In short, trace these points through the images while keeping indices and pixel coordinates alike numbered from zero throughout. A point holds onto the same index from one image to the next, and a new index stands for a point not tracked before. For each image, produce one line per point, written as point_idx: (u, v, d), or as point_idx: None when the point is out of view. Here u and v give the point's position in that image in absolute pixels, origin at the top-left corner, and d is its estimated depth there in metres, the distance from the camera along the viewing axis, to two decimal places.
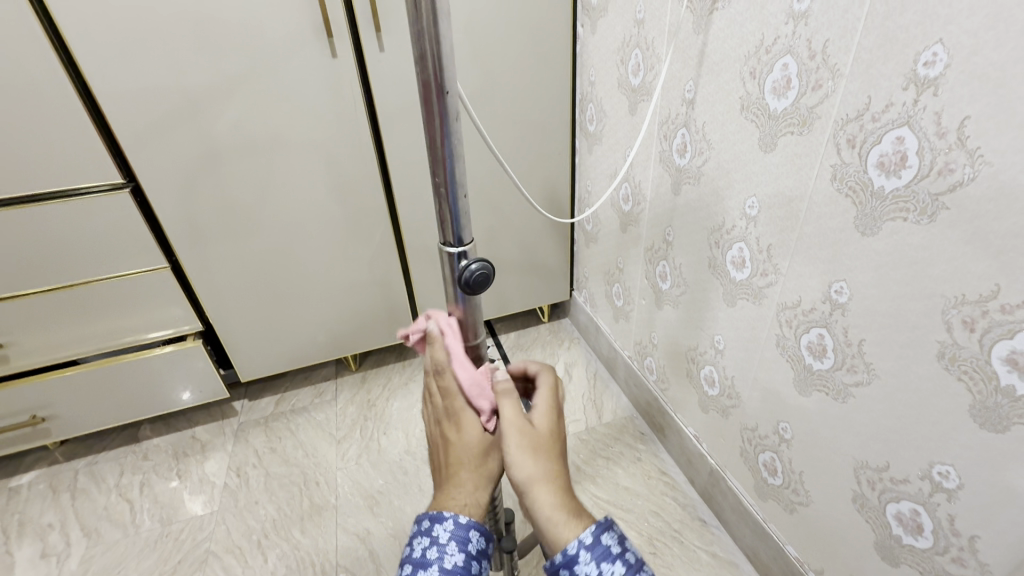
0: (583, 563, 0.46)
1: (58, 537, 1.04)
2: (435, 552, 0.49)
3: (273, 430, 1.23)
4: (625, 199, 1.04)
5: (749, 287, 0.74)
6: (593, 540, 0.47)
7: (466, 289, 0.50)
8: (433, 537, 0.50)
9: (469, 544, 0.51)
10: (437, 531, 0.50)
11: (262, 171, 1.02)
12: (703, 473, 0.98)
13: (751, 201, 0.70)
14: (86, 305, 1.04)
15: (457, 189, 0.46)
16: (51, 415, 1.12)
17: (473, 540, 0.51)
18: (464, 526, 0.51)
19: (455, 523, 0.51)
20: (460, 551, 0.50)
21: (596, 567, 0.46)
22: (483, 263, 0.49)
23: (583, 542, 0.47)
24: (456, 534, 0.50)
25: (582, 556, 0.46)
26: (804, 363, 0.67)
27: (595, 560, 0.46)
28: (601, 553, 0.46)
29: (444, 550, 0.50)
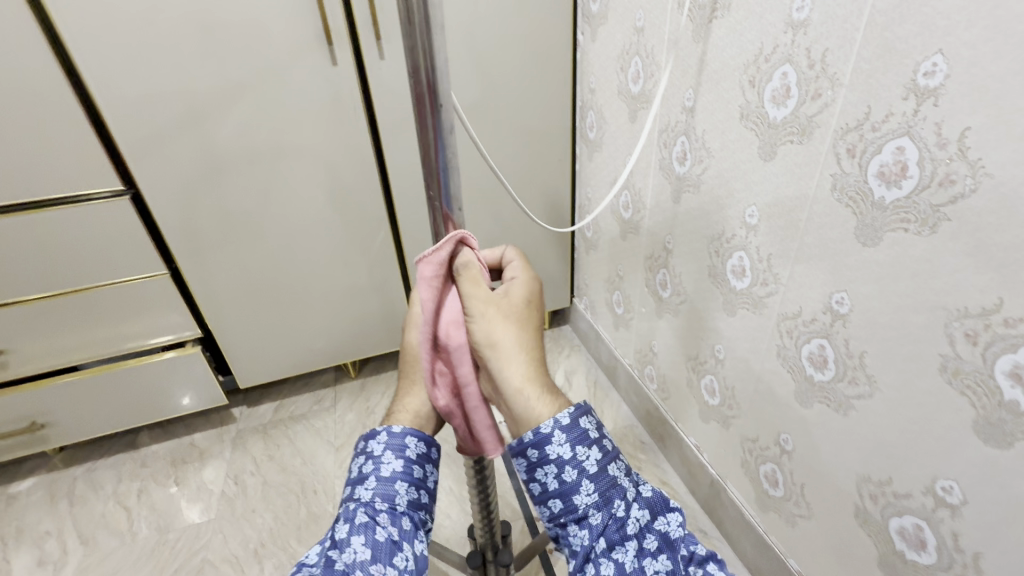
0: (557, 444, 0.47)
1: (55, 544, 1.04)
2: (371, 465, 0.48)
3: (272, 438, 1.23)
4: (625, 207, 1.04)
5: (749, 296, 0.73)
6: (569, 421, 0.47)
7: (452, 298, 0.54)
8: (368, 453, 0.49)
9: (407, 450, 0.50)
10: (371, 446, 0.50)
11: (261, 178, 1.02)
12: (704, 484, 0.97)
13: (750, 211, 0.69)
14: (85, 312, 1.04)
15: (451, 203, 0.46)
16: (49, 421, 1.12)
17: (411, 446, 0.50)
18: (399, 435, 0.51)
19: (389, 433, 0.50)
20: (398, 459, 0.49)
21: (570, 449, 0.46)
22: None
23: (559, 422, 0.47)
24: (391, 444, 0.50)
25: (556, 436, 0.47)
26: (805, 374, 0.66)
27: (570, 441, 0.46)
28: (577, 436, 0.47)
29: (380, 461, 0.49)
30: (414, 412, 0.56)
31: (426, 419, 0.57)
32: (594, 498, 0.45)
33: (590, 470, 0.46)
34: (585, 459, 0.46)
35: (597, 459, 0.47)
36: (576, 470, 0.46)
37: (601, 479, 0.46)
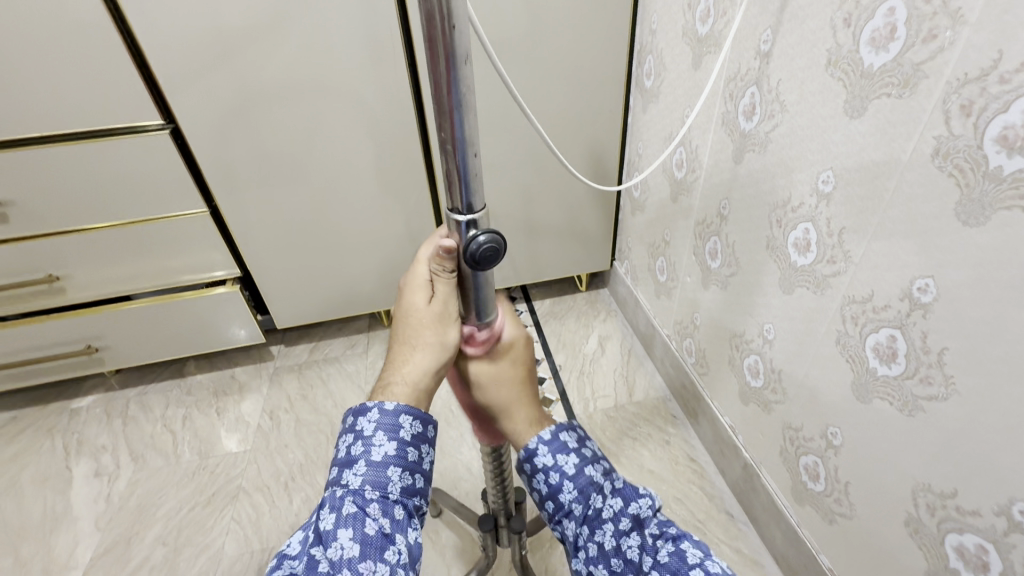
0: (542, 454, 0.55)
1: (110, 458, 1.12)
2: (360, 447, 0.46)
3: (307, 378, 1.27)
4: (678, 165, 0.95)
5: (811, 274, 0.65)
6: (551, 436, 0.56)
7: (473, 264, 0.44)
8: (358, 432, 0.47)
9: (400, 431, 0.48)
10: (361, 425, 0.47)
11: (298, 117, 0.99)
12: (735, 466, 0.92)
13: (825, 175, 0.60)
14: (131, 245, 1.06)
15: (466, 148, 0.41)
16: (103, 345, 1.18)
17: (405, 426, 0.48)
18: (392, 413, 0.48)
19: (381, 412, 0.47)
20: (391, 441, 0.47)
21: (552, 457, 0.55)
22: (491, 237, 0.43)
23: (541, 437, 0.56)
24: (384, 424, 0.47)
25: (541, 449, 0.55)
26: (867, 367, 0.59)
27: (552, 451, 0.55)
28: (557, 446, 0.55)
29: (371, 444, 0.46)
30: (412, 384, 0.49)
31: (424, 393, 0.50)
32: (577, 497, 0.53)
33: (570, 471, 0.54)
34: (565, 464, 0.54)
35: (579, 462, 0.54)
36: (559, 474, 0.54)
37: (582, 478, 0.53)
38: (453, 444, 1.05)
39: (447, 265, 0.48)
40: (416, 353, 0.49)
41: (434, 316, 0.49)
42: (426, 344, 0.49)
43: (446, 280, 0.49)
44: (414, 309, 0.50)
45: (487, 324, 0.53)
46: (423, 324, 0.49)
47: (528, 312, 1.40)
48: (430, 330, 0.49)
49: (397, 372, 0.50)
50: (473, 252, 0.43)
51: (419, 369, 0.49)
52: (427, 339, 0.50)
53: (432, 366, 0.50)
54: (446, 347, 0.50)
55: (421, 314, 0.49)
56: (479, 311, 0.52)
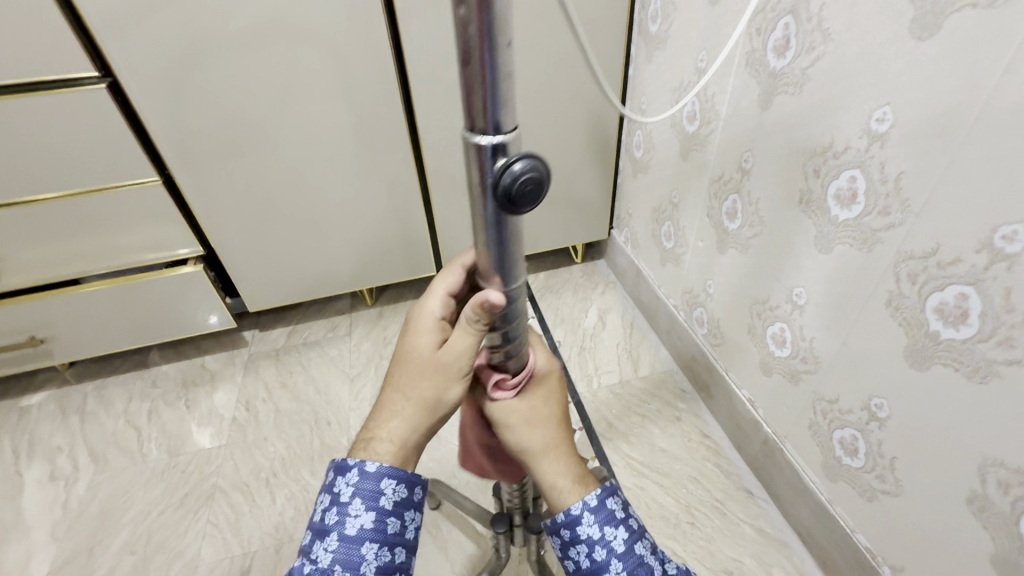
0: (586, 525, 0.43)
1: (66, 460, 1.01)
2: (334, 515, 0.41)
3: (285, 364, 1.17)
4: (690, 118, 0.86)
5: (856, 228, 0.58)
6: (597, 503, 0.44)
7: (507, 209, 0.29)
8: (333, 496, 0.42)
9: (380, 500, 0.42)
10: (338, 488, 0.42)
11: (260, 68, 0.86)
12: (754, 442, 0.86)
13: (881, 112, 0.52)
14: (70, 221, 0.93)
15: (497, 19, 0.24)
16: (49, 336, 1.05)
17: (387, 493, 0.42)
18: (373, 477, 0.42)
19: (360, 475, 0.42)
20: (369, 510, 0.42)
21: (598, 530, 0.43)
22: (531, 164, 0.28)
23: (587, 503, 0.44)
24: (361, 491, 0.42)
25: (585, 518, 0.43)
26: (926, 330, 0.52)
27: (599, 523, 0.43)
28: (605, 516, 0.44)
29: (346, 513, 0.41)
30: (399, 443, 0.44)
31: (412, 451, 0.44)
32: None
33: (620, 549, 0.43)
34: (614, 539, 0.43)
35: (629, 538, 0.43)
36: (606, 549, 0.43)
37: (632, 558, 0.43)
38: (450, 429, 0.97)
39: (483, 317, 0.39)
40: (409, 408, 0.44)
41: (439, 366, 0.43)
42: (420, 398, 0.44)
43: (472, 337, 0.42)
44: (416, 355, 0.44)
45: (514, 300, 0.38)
46: (423, 374, 0.44)
47: None
48: (429, 384, 0.44)
49: (384, 424, 0.44)
50: (507, 188, 0.28)
51: (408, 425, 0.44)
52: (423, 392, 0.44)
53: (420, 424, 0.44)
54: (441, 404, 0.44)
55: (425, 361, 0.44)
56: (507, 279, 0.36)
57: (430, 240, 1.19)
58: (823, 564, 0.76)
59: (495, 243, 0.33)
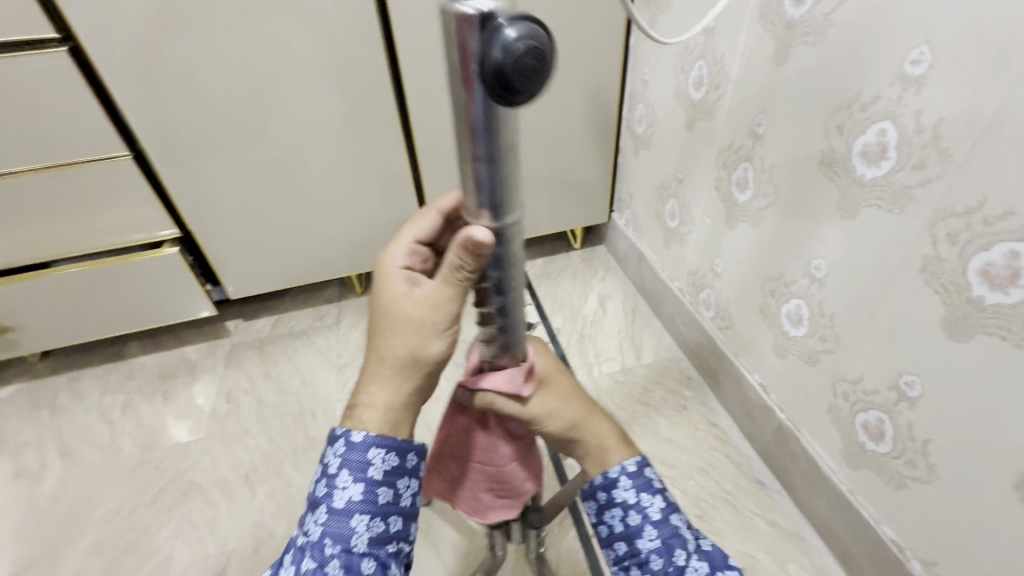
0: (622, 488, 0.43)
1: (34, 456, 0.95)
2: (324, 487, 0.37)
3: (269, 354, 1.11)
4: (696, 85, 0.80)
5: (886, 187, 0.52)
6: (635, 469, 0.44)
7: (501, 99, 0.20)
8: (323, 467, 0.37)
9: (370, 469, 0.37)
10: (327, 459, 0.37)
11: (234, 31, 0.80)
12: (766, 430, 0.81)
13: (918, 53, 0.46)
14: (33, 201, 0.86)
15: None
16: (17, 324, 0.99)
17: (376, 463, 0.37)
18: (360, 446, 0.37)
19: (347, 444, 0.37)
20: (358, 480, 0.36)
21: (635, 495, 0.43)
22: (530, 27, 0.19)
23: (626, 468, 0.44)
24: (349, 461, 0.37)
25: (622, 481, 0.44)
26: (969, 295, 0.47)
27: (636, 488, 0.43)
28: (642, 483, 0.44)
29: (334, 484, 0.36)
30: (384, 408, 0.38)
31: (402, 416, 0.38)
32: (659, 548, 0.41)
33: (655, 517, 0.42)
34: (650, 506, 0.43)
35: (665, 508, 0.43)
36: (640, 515, 0.42)
37: (667, 527, 0.42)
38: None
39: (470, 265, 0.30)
40: (385, 370, 0.37)
41: (415, 317, 0.37)
42: (395, 358, 0.37)
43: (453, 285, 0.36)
44: (385, 307, 0.38)
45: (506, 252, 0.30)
46: (396, 328, 0.37)
47: None
48: (404, 341, 0.37)
49: (366, 390, 0.38)
50: (499, 66, 0.19)
51: (392, 389, 0.38)
52: (399, 350, 0.37)
53: (402, 385, 0.38)
54: (421, 359, 0.38)
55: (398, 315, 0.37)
56: (496, 211, 0.26)
57: None
58: (843, 560, 0.71)
59: (488, 160, 0.23)
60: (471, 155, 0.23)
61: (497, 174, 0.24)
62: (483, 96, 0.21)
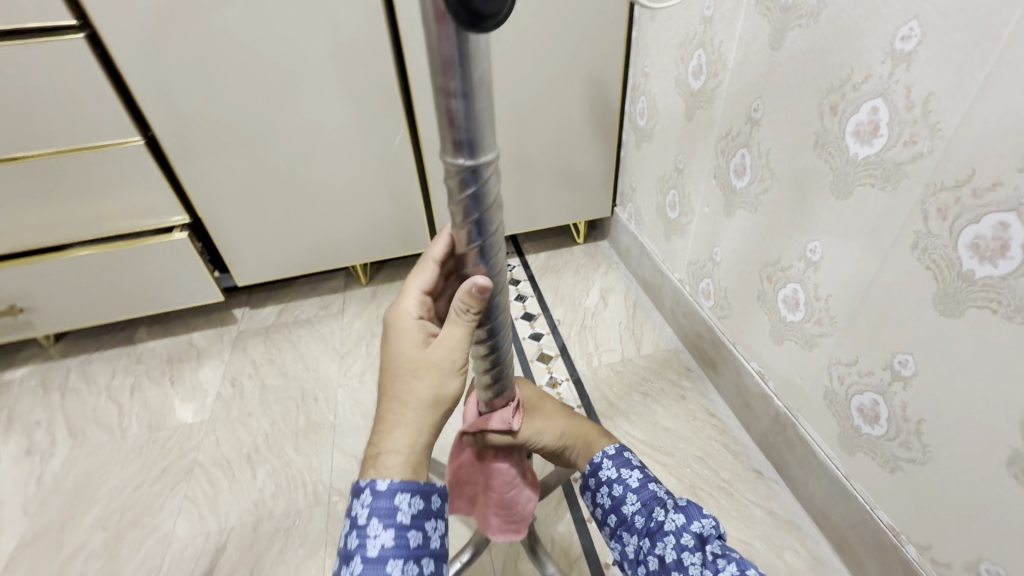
0: (606, 468, 0.54)
1: (44, 434, 0.97)
2: (355, 539, 0.38)
3: (274, 341, 1.13)
4: (695, 74, 0.81)
5: (878, 165, 0.52)
6: (615, 452, 0.55)
7: (467, 24, 0.23)
8: (352, 520, 0.38)
9: (398, 514, 0.38)
10: (355, 511, 0.39)
11: (244, 21, 0.82)
12: (764, 418, 0.81)
13: (909, 28, 0.47)
14: (49, 184, 0.89)
15: None
16: (31, 306, 1.02)
17: (403, 507, 0.39)
18: (388, 492, 0.39)
19: (376, 493, 0.38)
20: (388, 527, 0.38)
21: (616, 470, 0.53)
22: None
23: (607, 452, 0.55)
24: (377, 509, 0.38)
25: (605, 463, 0.54)
26: (960, 269, 0.47)
27: (616, 464, 0.53)
28: (621, 461, 0.54)
29: (366, 535, 0.38)
30: (409, 450, 0.41)
31: (424, 457, 0.42)
32: (639, 508, 0.49)
33: (634, 485, 0.51)
34: (629, 478, 0.52)
35: (641, 477, 0.52)
36: (622, 486, 0.52)
37: (646, 492, 0.50)
38: None
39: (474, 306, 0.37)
40: (410, 411, 0.41)
41: (433, 362, 0.42)
42: (420, 399, 0.41)
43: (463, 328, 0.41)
44: (401, 355, 0.42)
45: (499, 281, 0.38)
46: (418, 374, 0.42)
47: (522, 267, 1.26)
48: (424, 383, 0.42)
49: (390, 435, 0.41)
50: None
51: (416, 429, 0.41)
52: (423, 392, 0.42)
53: (425, 424, 0.42)
54: (441, 398, 0.42)
55: (416, 361, 0.42)
56: (470, 147, 0.28)
57: (425, 215, 1.15)
58: (840, 548, 0.70)
59: (462, 94, 0.26)
60: (445, 90, 0.26)
61: (471, 109, 0.26)
62: (452, 32, 0.24)
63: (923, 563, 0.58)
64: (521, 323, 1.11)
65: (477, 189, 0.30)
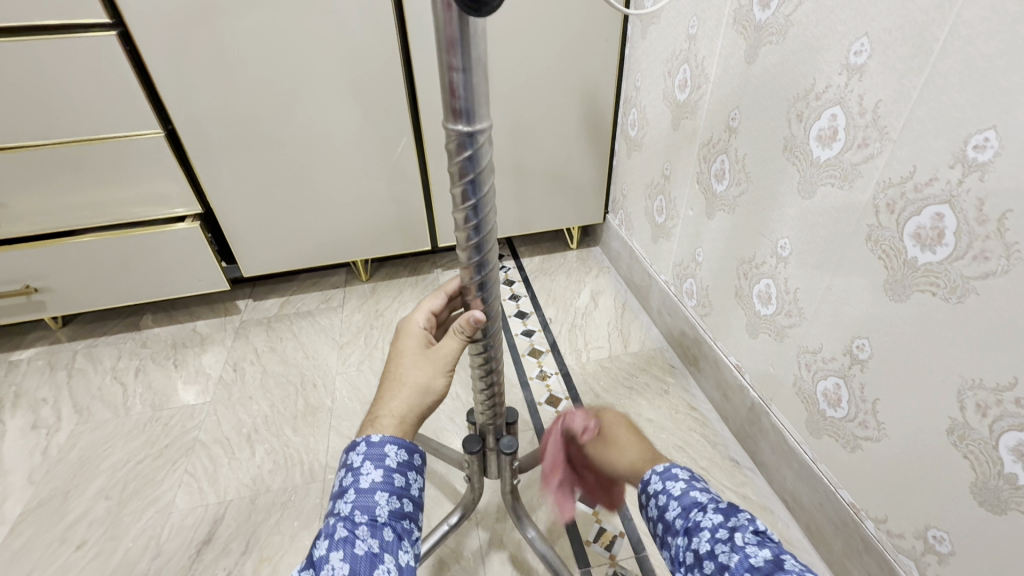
0: (655, 481, 0.45)
1: (50, 411, 1.01)
2: (349, 477, 0.42)
3: (275, 331, 1.17)
4: (681, 87, 0.88)
5: (837, 166, 0.58)
6: (664, 469, 0.46)
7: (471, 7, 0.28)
8: (347, 465, 0.43)
9: (387, 459, 0.43)
10: (350, 458, 0.43)
11: (265, 25, 0.88)
12: (741, 409, 0.85)
13: (859, 45, 0.53)
14: (72, 170, 0.94)
15: None
16: (44, 287, 1.07)
17: (392, 454, 0.44)
18: (379, 443, 0.44)
19: (369, 442, 0.44)
20: (378, 469, 0.42)
21: (660, 483, 0.45)
22: None
23: (655, 470, 0.47)
24: (370, 454, 0.43)
25: (653, 480, 0.46)
26: (905, 257, 0.52)
27: (662, 477, 0.45)
28: (669, 475, 0.45)
29: (359, 473, 0.42)
30: (399, 418, 0.46)
31: (413, 425, 0.47)
32: (681, 513, 0.41)
33: (676, 492, 0.43)
34: (673, 488, 0.43)
35: (686, 485, 0.43)
36: (665, 496, 0.43)
37: (688, 499, 0.42)
38: None
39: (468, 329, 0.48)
40: (405, 390, 0.48)
41: (432, 358, 0.49)
42: (414, 383, 0.48)
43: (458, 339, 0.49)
44: (405, 352, 0.50)
45: (489, 300, 0.47)
46: (417, 364, 0.49)
47: (517, 268, 1.32)
48: (421, 372, 0.48)
49: (385, 405, 0.47)
50: None
51: (407, 404, 0.47)
52: (418, 377, 0.48)
53: (416, 403, 0.48)
54: (431, 389, 0.48)
55: (417, 358, 0.50)
56: (468, 115, 0.34)
57: (426, 215, 1.20)
58: (809, 530, 0.74)
59: (463, 69, 0.32)
60: (449, 66, 0.32)
61: (469, 81, 0.32)
62: (456, 15, 0.29)
63: (881, 537, 0.62)
64: (514, 320, 1.16)
65: (474, 153, 0.36)
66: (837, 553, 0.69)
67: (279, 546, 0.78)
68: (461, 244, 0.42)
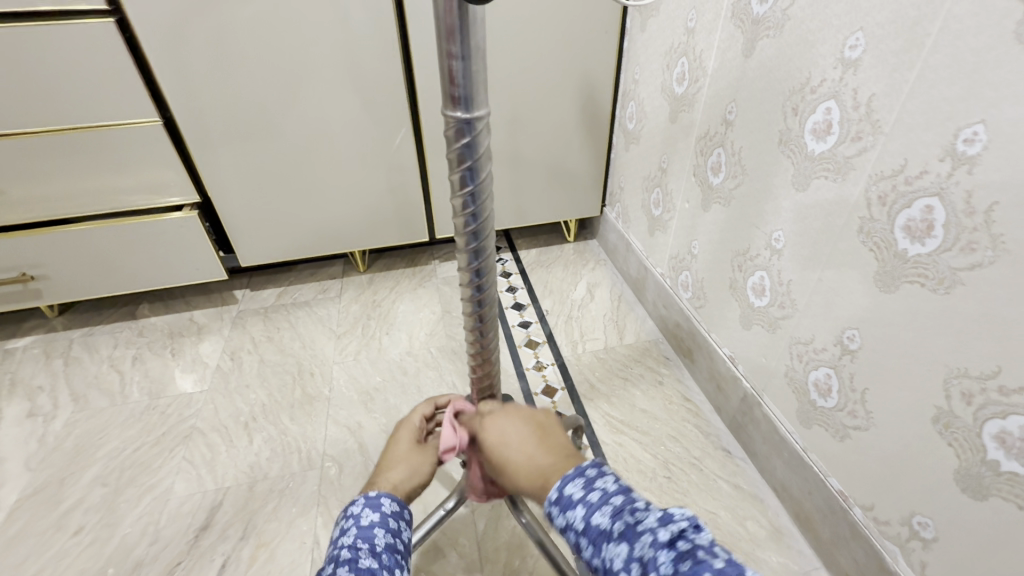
0: (555, 514, 0.36)
1: (47, 398, 1.01)
2: (349, 520, 0.44)
3: (272, 320, 1.17)
4: (679, 80, 0.88)
5: (831, 160, 0.59)
6: (555, 492, 0.36)
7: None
8: (346, 513, 0.45)
9: (383, 506, 0.46)
10: (350, 507, 0.46)
11: (262, 12, 0.87)
12: (733, 400, 0.87)
13: (854, 39, 0.54)
14: (68, 157, 0.94)
15: None
16: (41, 275, 1.07)
17: (387, 503, 0.46)
18: (375, 496, 0.47)
19: (367, 495, 0.47)
20: (375, 513, 0.45)
21: (560, 517, 0.35)
22: None
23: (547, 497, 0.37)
24: (368, 502, 0.46)
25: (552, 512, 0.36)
26: (896, 250, 0.53)
27: (558, 509, 0.35)
28: (563, 502, 0.35)
29: (359, 515, 0.44)
30: (394, 484, 0.51)
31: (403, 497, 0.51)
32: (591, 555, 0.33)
33: (578, 526, 0.34)
34: (573, 518, 0.34)
35: (585, 512, 0.34)
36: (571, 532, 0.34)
37: (593, 530, 0.33)
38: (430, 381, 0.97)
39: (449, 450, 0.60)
40: (402, 467, 0.53)
41: (422, 450, 0.56)
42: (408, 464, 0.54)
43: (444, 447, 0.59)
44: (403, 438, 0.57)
45: (486, 287, 0.48)
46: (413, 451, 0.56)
47: (513, 261, 1.32)
48: (416, 457, 0.55)
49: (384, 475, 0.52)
50: None
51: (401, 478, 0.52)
52: (413, 462, 0.55)
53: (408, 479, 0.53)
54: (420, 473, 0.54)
55: (411, 446, 0.57)
56: (467, 102, 0.34)
57: (424, 207, 1.21)
58: (798, 518, 0.75)
59: (462, 56, 0.32)
60: (448, 53, 0.32)
61: (468, 69, 0.33)
62: (456, 2, 0.30)
63: (868, 523, 0.64)
64: (510, 312, 1.16)
65: (471, 140, 0.36)
66: (825, 540, 0.71)
67: (277, 532, 0.79)
68: (458, 230, 0.42)
